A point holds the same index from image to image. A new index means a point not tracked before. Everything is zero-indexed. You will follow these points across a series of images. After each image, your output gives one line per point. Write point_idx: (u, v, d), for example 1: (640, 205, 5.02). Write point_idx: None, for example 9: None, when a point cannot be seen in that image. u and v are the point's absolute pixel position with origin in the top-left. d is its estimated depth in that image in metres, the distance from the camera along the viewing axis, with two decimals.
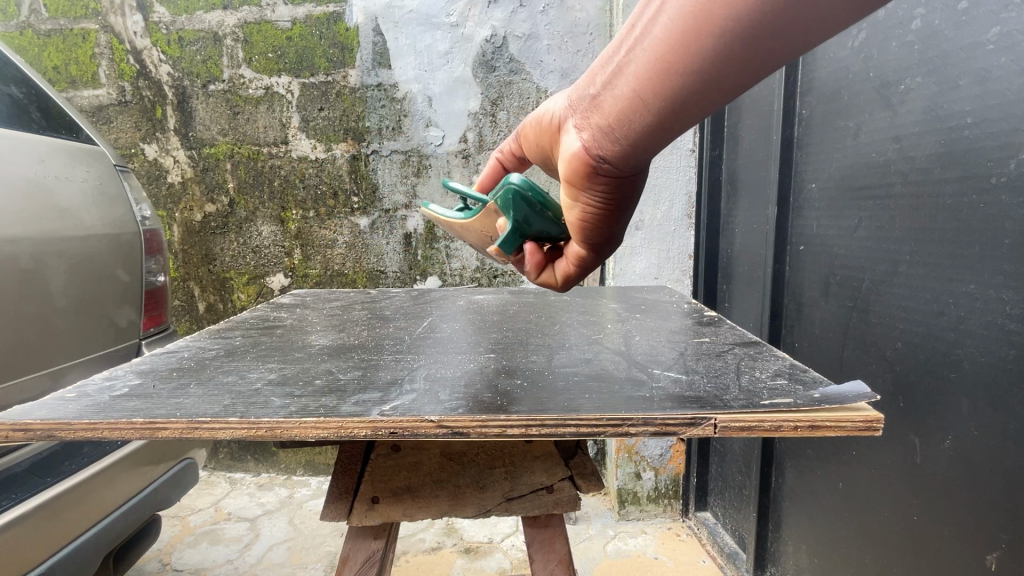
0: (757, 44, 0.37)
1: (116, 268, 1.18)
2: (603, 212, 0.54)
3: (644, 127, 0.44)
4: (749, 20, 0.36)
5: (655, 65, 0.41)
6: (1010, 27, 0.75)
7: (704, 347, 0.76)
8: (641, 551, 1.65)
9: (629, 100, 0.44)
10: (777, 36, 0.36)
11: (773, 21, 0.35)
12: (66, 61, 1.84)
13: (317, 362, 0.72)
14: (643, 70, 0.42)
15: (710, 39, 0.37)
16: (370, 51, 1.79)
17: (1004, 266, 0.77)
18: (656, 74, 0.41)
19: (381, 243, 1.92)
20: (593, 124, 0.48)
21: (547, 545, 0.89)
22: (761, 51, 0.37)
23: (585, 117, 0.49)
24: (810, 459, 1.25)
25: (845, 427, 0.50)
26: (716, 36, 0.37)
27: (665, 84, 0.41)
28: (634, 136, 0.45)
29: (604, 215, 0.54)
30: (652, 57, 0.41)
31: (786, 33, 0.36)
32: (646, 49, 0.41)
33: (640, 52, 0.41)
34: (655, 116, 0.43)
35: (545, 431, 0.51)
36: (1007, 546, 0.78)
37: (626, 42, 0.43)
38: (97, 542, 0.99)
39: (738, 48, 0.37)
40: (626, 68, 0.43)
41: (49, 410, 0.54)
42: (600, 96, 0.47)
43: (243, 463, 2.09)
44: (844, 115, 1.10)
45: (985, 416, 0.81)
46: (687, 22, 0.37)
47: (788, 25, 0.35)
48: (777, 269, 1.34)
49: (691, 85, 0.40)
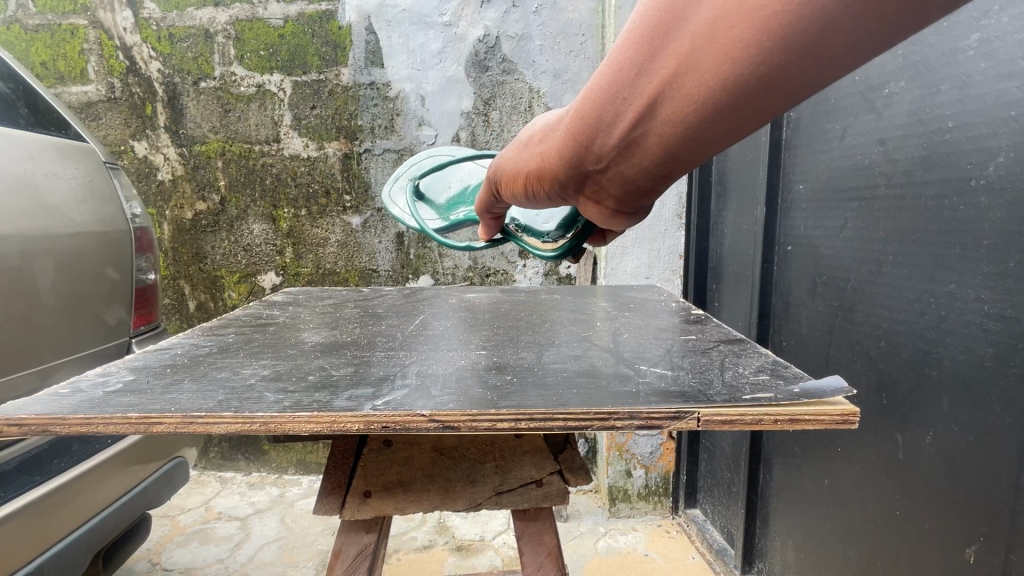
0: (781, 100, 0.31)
1: (105, 266, 1.18)
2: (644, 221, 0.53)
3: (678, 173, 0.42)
4: (770, 84, 0.30)
5: (675, 136, 0.36)
6: (989, 34, 0.77)
7: (690, 344, 0.78)
8: (631, 548, 1.67)
9: (654, 163, 0.41)
10: (805, 81, 0.29)
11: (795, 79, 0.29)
12: (54, 57, 1.82)
13: (310, 359, 0.73)
14: (662, 142, 0.37)
15: (728, 112, 0.32)
16: (363, 50, 1.79)
17: (984, 266, 0.80)
18: (677, 143, 0.37)
19: (373, 241, 1.92)
20: (614, 186, 0.45)
21: (536, 538, 0.90)
22: (789, 95, 0.30)
23: (602, 180, 0.45)
24: (796, 456, 1.27)
25: (822, 420, 0.52)
26: (737, 107, 0.32)
27: (689, 148, 0.37)
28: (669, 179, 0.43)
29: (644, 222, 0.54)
30: (667, 130, 0.36)
31: (817, 76, 0.29)
32: (655, 124, 0.36)
33: (651, 125, 0.36)
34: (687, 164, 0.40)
35: (533, 425, 0.52)
36: (985, 539, 0.81)
37: (623, 119, 0.37)
38: (82, 543, 0.98)
39: (762, 109, 0.32)
40: (637, 141, 0.38)
41: (44, 405, 0.54)
42: (613, 165, 0.42)
43: (234, 462, 2.08)
44: (830, 118, 1.12)
45: (964, 413, 0.84)
46: (698, 97, 0.32)
47: (820, 80, 0.29)
48: (764, 270, 1.36)
49: (718, 143, 0.36)
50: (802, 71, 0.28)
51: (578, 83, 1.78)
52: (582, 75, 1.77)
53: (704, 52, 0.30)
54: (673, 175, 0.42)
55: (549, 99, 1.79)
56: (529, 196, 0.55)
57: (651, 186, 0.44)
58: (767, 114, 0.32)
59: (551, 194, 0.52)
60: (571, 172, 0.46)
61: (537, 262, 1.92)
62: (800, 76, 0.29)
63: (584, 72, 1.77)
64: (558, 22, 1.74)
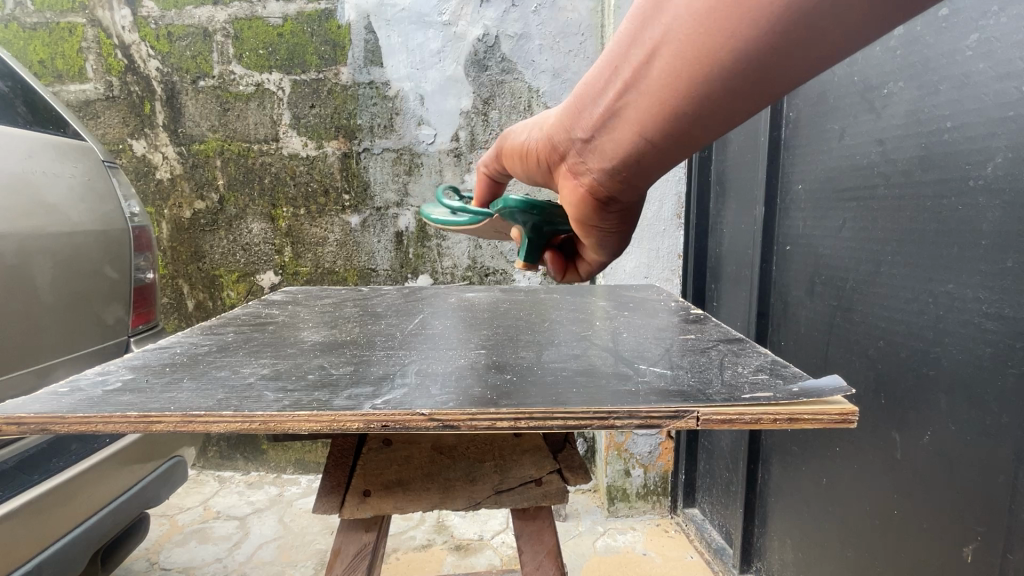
0: (758, 82, 0.36)
1: (103, 264, 1.18)
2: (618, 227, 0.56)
3: (651, 161, 0.45)
4: (742, 60, 0.34)
5: (653, 107, 0.40)
6: (988, 34, 0.77)
7: (689, 343, 0.78)
8: (629, 547, 1.67)
9: (632, 142, 0.44)
10: (775, 62, 0.34)
11: (774, 61, 0.34)
12: (52, 55, 1.82)
13: (309, 358, 0.73)
14: (641, 115, 0.41)
15: (704, 85, 0.37)
16: (362, 48, 1.79)
17: (981, 265, 0.80)
18: (655, 116, 0.41)
19: (372, 241, 1.92)
20: (594, 163, 0.49)
21: (536, 537, 0.90)
22: (758, 78, 0.35)
23: (585, 155, 0.49)
24: (795, 455, 1.27)
25: (822, 419, 0.52)
26: (712, 81, 0.36)
27: (665, 126, 0.41)
28: (642, 168, 0.46)
29: (619, 229, 0.57)
30: (649, 100, 0.40)
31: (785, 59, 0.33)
32: (639, 94, 0.41)
33: (636, 95, 0.41)
34: (660, 150, 0.44)
35: (533, 424, 0.52)
36: (982, 538, 0.81)
37: (615, 84, 0.42)
38: (80, 543, 0.98)
39: (734, 90, 0.36)
40: (621, 111, 0.43)
41: (43, 404, 0.54)
42: (597, 137, 0.46)
43: (232, 462, 2.08)
44: (829, 118, 1.13)
45: (962, 412, 0.84)
46: (681, 66, 0.37)
47: (788, 64, 0.34)
48: (763, 269, 1.37)
49: (691, 125, 0.40)
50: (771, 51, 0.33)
51: (577, 83, 1.78)
52: (582, 74, 1.77)
53: (688, 24, 0.35)
54: (647, 163, 0.45)
55: (548, 98, 1.79)
56: (527, 170, 0.59)
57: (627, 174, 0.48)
58: (738, 96, 0.37)
59: (543, 168, 0.56)
60: (563, 141, 0.50)
61: None
62: (777, 58, 0.33)
63: (584, 72, 1.77)
64: (557, 22, 1.73)
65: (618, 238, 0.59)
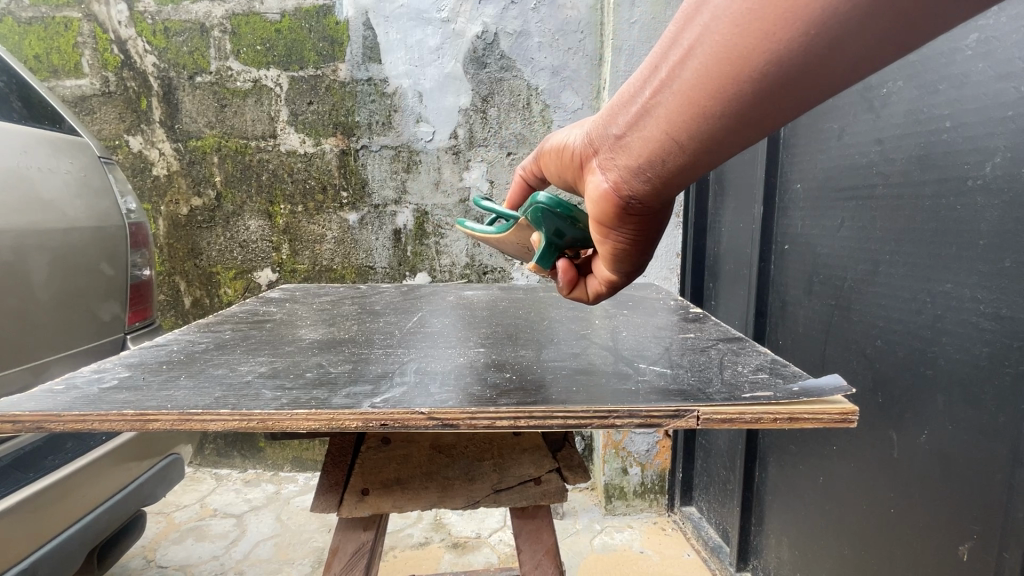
0: (795, 86, 0.36)
1: (100, 262, 1.17)
2: (635, 242, 0.54)
3: (678, 164, 0.45)
4: (783, 60, 0.35)
5: (687, 106, 0.41)
6: (987, 34, 0.77)
7: (688, 343, 0.78)
8: (627, 545, 1.68)
9: (661, 142, 0.44)
10: (819, 64, 0.35)
11: (815, 64, 0.35)
12: (48, 50, 1.80)
13: (307, 356, 0.72)
14: (671, 114, 0.42)
15: (741, 82, 0.37)
16: (360, 45, 1.78)
17: (979, 265, 0.80)
18: (685, 117, 0.41)
19: (370, 238, 1.91)
20: (620, 164, 0.48)
21: (534, 536, 0.90)
22: (800, 77, 0.36)
23: (611, 155, 0.49)
24: (792, 454, 1.28)
25: (822, 418, 0.52)
26: (750, 79, 0.37)
27: (697, 126, 0.41)
28: (664, 174, 0.46)
29: (637, 245, 0.55)
30: (681, 99, 0.41)
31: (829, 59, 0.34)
32: (671, 95, 0.41)
33: (668, 94, 0.41)
34: (690, 153, 0.43)
35: (533, 422, 0.52)
36: (978, 537, 0.82)
37: (650, 84, 0.43)
38: (75, 541, 0.97)
39: (772, 89, 0.37)
40: (653, 110, 0.43)
41: (38, 402, 0.54)
42: (628, 136, 0.46)
43: (229, 459, 2.07)
44: (828, 117, 1.12)
45: (959, 412, 0.84)
46: (715, 67, 0.37)
47: (831, 65, 0.35)
48: (761, 269, 1.37)
49: (725, 126, 0.40)
50: (815, 52, 0.34)
51: (576, 80, 1.77)
52: (581, 72, 1.76)
53: (729, 23, 0.36)
54: (673, 165, 0.45)
55: (547, 96, 1.78)
56: (562, 171, 0.61)
57: (651, 178, 0.47)
58: (775, 95, 0.37)
59: (574, 168, 0.57)
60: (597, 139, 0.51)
61: None
62: (821, 57, 0.34)
63: (583, 69, 1.76)
64: (556, 19, 1.73)
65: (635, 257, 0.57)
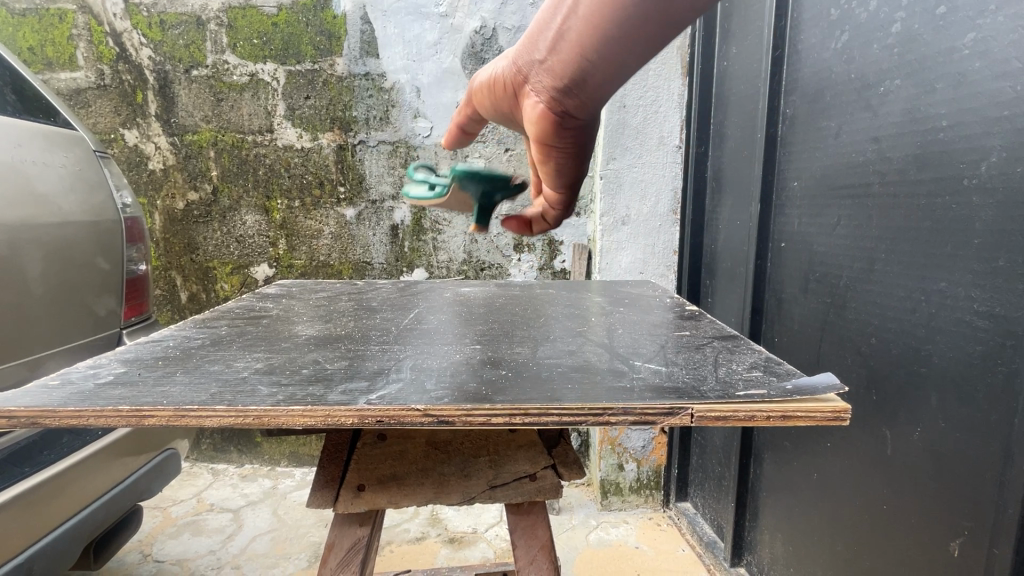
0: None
1: (96, 256, 1.16)
2: (571, 161, 0.56)
3: (595, 82, 0.47)
4: None
5: (595, 22, 0.44)
6: (984, 33, 0.78)
7: (684, 341, 0.78)
8: (622, 541, 1.69)
9: (579, 61, 0.47)
10: None
11: None
12: (42, 42, 1.79)
13: (303, 352, 0.72)
14: (584, 30, 0.45)
15: None
16: (358, 40, 1.77)
17: (973, 264, 0.81)
18: (595, 31, 0.44)
19: (367, 234, 1.90)
20: (544, 90, 0.50)
21: (529, 531, 0.90)
22: None
23: (534, 83, 0.51)
24: (786, 450, 1.29)
25: (814, 416, 0.52)
26: None
27: (607, 41, 0.44)
28: (586, 93, 0.49)
29: (573, 165, 0.57)
30: (589, 18, 0.44)
31: None
32: (581, 13, 0.44)
33: (577, 15, 0.45)
34: (604, 69, 0.46)
35: (528, 420, 0.52)
36: (969, 533, 0.82)
37: (561, 9, 0.46)
38: (70, 536, 0.97)
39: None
40: (566, 32, 0.46)
41: (33, 398, 0.54)
42: (546, 62, 0.49)
43: (226, 454, 2.07)
44: (826, 115, 1.13)
45: (952, 410, 0.85)
46: None
47: None
48: (758, 266, 1.37)
49: (628, 40, 0.44)
50: None
51: None
52: None
53: None
54: (591, 83, 0.48)
55: None
56: (490, 116, 0.62)
57: (573, 99, 0.50)
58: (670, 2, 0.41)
59: (502, 107, 0.58)
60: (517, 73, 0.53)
61: (531, 257, 1.91)
62: None
63: None
64: None
65: (572, 179, 0.59)
